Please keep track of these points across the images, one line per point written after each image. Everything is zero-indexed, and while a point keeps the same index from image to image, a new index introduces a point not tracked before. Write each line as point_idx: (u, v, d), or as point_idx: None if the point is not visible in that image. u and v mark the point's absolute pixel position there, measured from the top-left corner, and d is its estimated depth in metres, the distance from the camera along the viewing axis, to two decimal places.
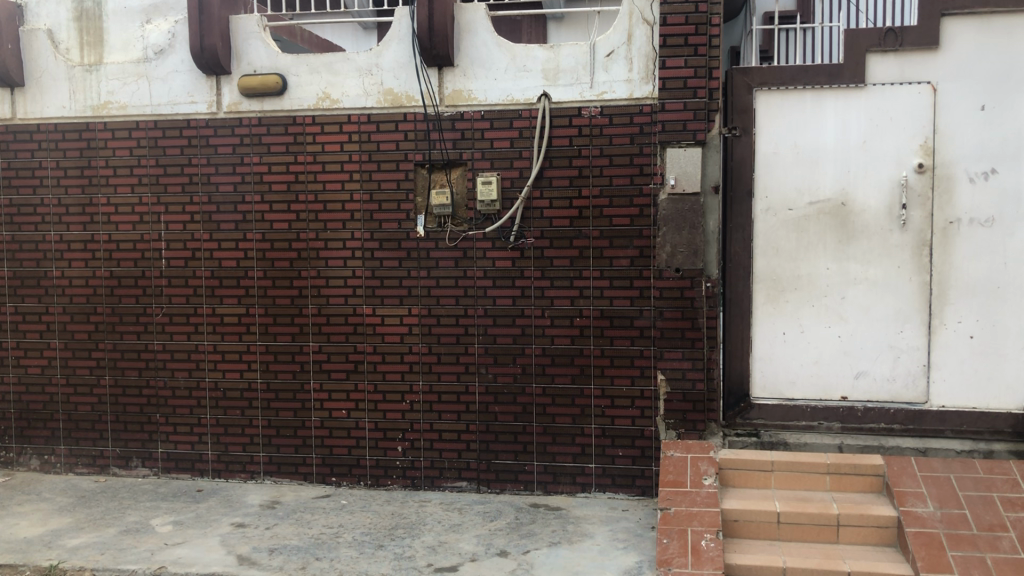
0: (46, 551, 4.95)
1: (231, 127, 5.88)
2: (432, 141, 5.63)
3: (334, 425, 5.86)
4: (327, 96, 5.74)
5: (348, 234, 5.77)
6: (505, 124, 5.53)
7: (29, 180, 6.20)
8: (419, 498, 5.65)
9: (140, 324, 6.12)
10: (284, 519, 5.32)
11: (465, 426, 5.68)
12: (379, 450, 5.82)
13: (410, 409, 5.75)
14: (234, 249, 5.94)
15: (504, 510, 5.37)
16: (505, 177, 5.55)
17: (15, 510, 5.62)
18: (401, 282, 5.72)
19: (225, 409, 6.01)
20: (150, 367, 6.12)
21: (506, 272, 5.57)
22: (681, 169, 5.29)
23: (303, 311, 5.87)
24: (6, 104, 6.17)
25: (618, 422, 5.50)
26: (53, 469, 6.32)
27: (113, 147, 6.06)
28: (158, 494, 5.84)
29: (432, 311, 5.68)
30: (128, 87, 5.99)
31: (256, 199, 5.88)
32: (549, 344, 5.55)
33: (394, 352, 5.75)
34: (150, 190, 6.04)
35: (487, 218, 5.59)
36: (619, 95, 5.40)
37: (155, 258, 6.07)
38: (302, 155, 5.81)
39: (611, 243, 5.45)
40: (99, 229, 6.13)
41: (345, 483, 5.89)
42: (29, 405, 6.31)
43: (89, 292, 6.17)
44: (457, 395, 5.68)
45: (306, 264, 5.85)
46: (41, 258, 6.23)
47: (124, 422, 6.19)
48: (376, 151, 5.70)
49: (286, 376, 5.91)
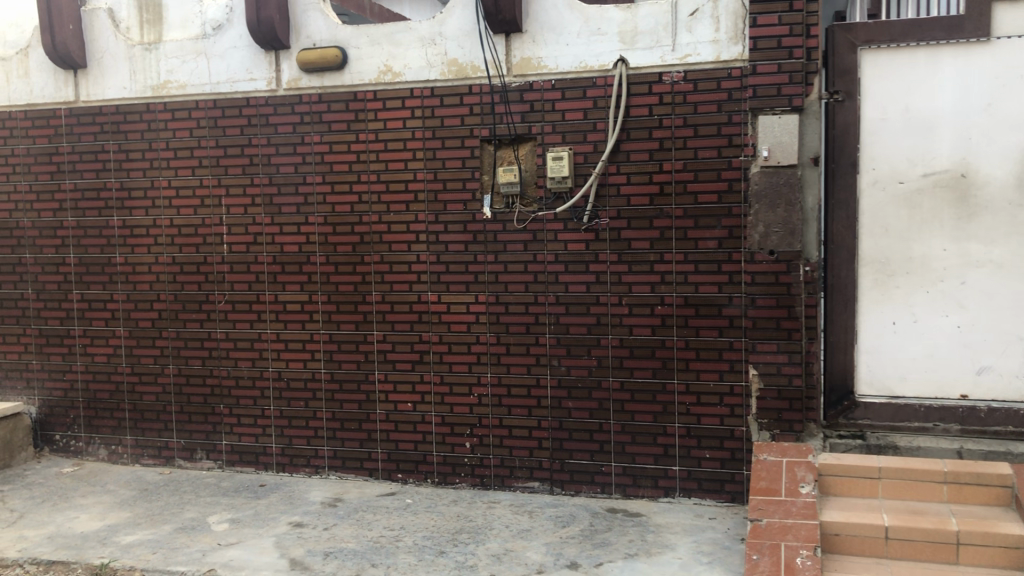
0: (99, 548, 4.74)
1: (290, 105, 5.58)
2: (497, 115, 5.20)
3: (400, 419, 5.52)
4: (389, 69, 5.38)
5: (412, 216, 5.41)
6: (577, 93, 5.06)
7: (92, 164, 6.05)
8: (488, 498, 5.25)
9: (202, 312, 5.90)
10: (344, 519, 5.00)
11: (537, 423, 5.25)
12: (446, 446, 5.44)
13: (478, 403, 5.35)
14: (295, 233, 5.64)
15: (578, 515, 4.92)
16: (578, 152, 5.08)
17: (77, 502, 5.47)
18: (467, 268, 5.32)
19: (289, 400, 5.75)
20: (213, 357, 5.90)
21: (580, 256, 5.11)
22: (775, 139, 4.71)
23: (366, 298, 5.54)
24: (69, 87, 6.03)
25: (704, 421, 4.97)
26: (120, 459, 6.19)
27: (174, 129, 5.84)
28: (220, 489, 5.61)
29: (500, 299, 5.27)
30: (187, 66, 5.77)
31: (317, 180, 5.57)
32: (627, 335, 5.07)
33: (461, 343, 5.37)
34: (210, 172, 5.79)
35: (558, 197, 5.14)
36: (704, 58, 4.85)
37: (217, 243, 5.83)
38: (364, 133, 5.46)
39: (696, 223, 4.92)
40: (161, 213, 5.93)
41: (412, 480, 5.54)
42: (97, 394, 6.19)
43: (152, 279, 5.99)
44: (527, 389, 5.25)
45: (369, 248, 5.51)
46: (106, 244, 6.07)
47: (188, 413, 5.99)
48: (439, 127, 5.31)
49: (350, 366, 5.60)
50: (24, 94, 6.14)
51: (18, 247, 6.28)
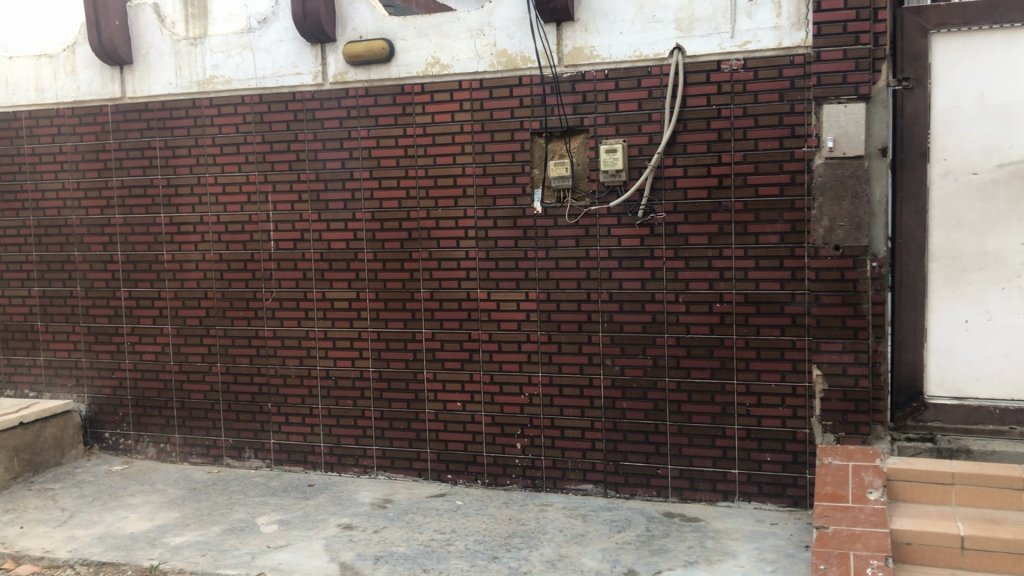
0: (148, 549, 4.69)
1: (337, 99, 5.48)
2: (549, 106, 5.05)
3: (449, 418, 5.41)
4: (436, 61, 5.26)
5: (461, 212, 5.28)
6: (632, 83, 4.89)
7: (139, 161, 6.02)
8: (540, 500, 5.12)
9: (250, 310, 5.84)
10: (394, 521, 4.90)
11: (589, 423, 5.11)
12: (497, 447, 5.32)
13: (529, 403, 5.22)
14: (342, 230, 5.55)
15: (634, 519, 4.77)
16: (633, 144, 4.92)
17: (127, 502, 5.44)
18: (517, 265, 5.18)
19: (337, 399, 5.67)
20: (260, 355, 5.84)
21: (635, 252, 4.95)
22: (840, 130, 4.53)
23: (414, 296, 5.43)
24: (115, 83, 6.00)
25: (765, 423, 4.79)
26: (168, 458, 6.16)
27: (220, 124, 5.78)
28: (269, 489, 5.54)
29: (552, 296, 5.13)
30: (233, 60, 5.70)
31: (364, 175, 5.47)
32: (684, 334, 4.90)
33: (511, 341, 5.23)
34: (257, 168, 5.72)
35: (612, 191, 4.98)
36: (765, 45, 4.64)
37: (264, 240, 5.76)
38: (411, 127, 5.34)
39: (757, 217, 4.73)
40: (207, 210, 5.87)
41: (462, 481, 5.43)
42: (145, 392, 6.17)
43: (200, 277, 5.94)
44: (580, 389, 5.11)
45: (417, 245, 5.39)
46: (153, 241, 6.04)
47: (236, 411, 5.94)
48: (488, 120, 5.17)
49: (398, 364, 5.50)
50: (71, 91, 6.12)
51: (66, 245, 6.27)
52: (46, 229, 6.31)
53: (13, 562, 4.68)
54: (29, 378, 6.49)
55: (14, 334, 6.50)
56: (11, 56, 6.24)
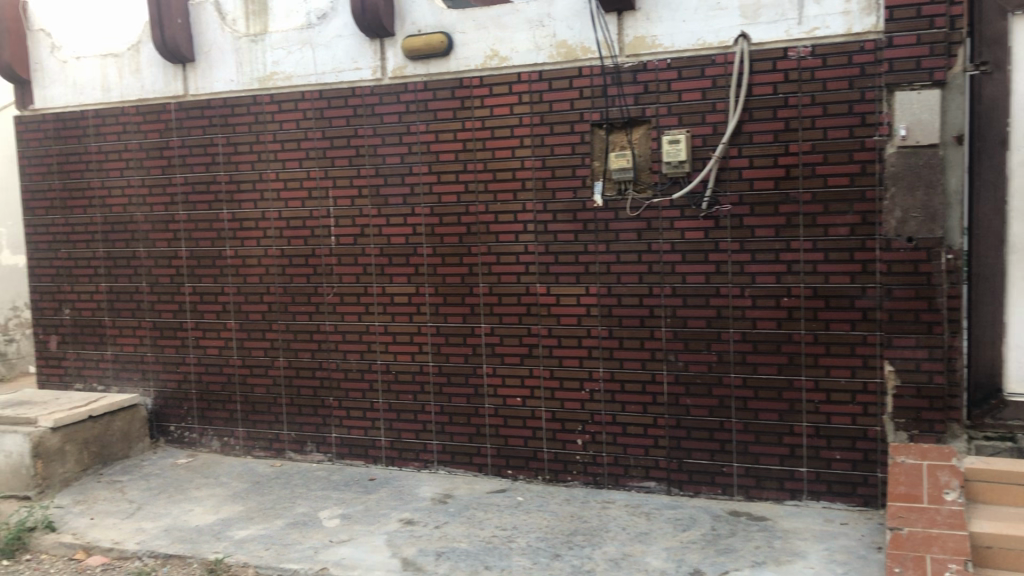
0: (214, 542, 4.75)
1: (396, 93, 5.47)
2: (610, 97, 4.97)
3: (509, 413, 5.37)
4: (495, 53, 5.21)
5: (520, 205, 5.23)
6: (695, 72, 4.78)
7: (201, 157, 6.08)
8: (602, 497, 5.05)
9: (311, 305, 5.87)
10: (455, 517, 4.88)
11: (652, 420, 5.02)
12: (557, 443, 5.27)
13: (590, 399, 5.16)
14: (401, 224, 5.54)
15: (698, 517, 4.69)
16: (696, 135, 4.81)
17: (192, 495, 5.52)
18: (577, 259, 5.12)
19: (397, 393, 5.67)
20: (321, 349, 5.87)
21: (699, 245, 4.85)
22: (914, 117, 4.36)
23: (473, 290, 5.40)
24: (178, 81, 6.09)
25: (834, 420, 4.66)
26: (232, 451, 6.24)
27: (280, 121, 5.81)
28: (331, 483, 5.57)
29: (613, 290, 5.05)
30: (293, 57, 5.74)
31: (423, 170, 5.45)
32: (750, 329, 4.79)
33: (571, 336, 5.17)
34: (317, 163, 5.74)
35: (675, 182, 4.88)
36: (834, 31, 4.50)
37: (324, 235, 5.78)
38: (469, 121, 5.30)
39: (826, 208, 4.59)
40: (269, 206, 5.91)
41: (522, 477, 5.38)
42: (209, 386, 6.25)
43: (262, 272, 5.99)
44: (643, 385, 5.03)
45: (476, 239, 5.36)
46: (216, 237, 6.11)
47: (298, 405, 5.98)
48: (548, 112, 5.11)
49: (458, 359, 5.48)
50: (135, 90, 6.23)
51: (132, 241, 6.38)
52: (113, 225, 6.42)
53: (85, 553, 4.80)
54: (97, 371, 6.62)
55: (83, 329, 6.63)
56: (79, 57, 6.37)
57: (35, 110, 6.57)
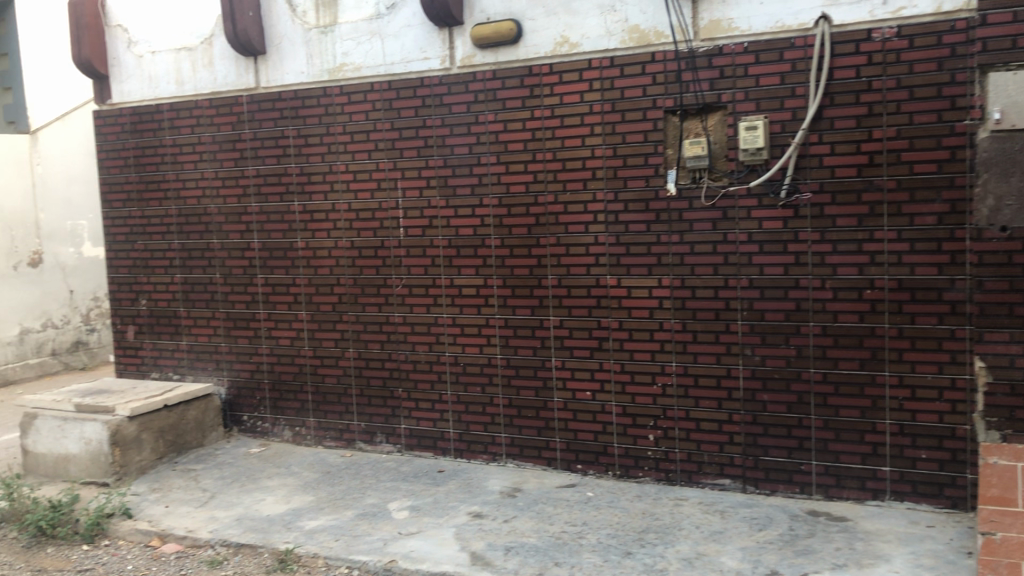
0: (284, 532, 4.77)
1: (465, 83, 5.41)
2: (684, 83, 4.84)
3: (579, 407, 5.28)
4: (566, 40, 5.12)
5: (590, 195, 5.13)
6: (773, 56, 4.61)
7: (273, 150, 6.12)
8: (674, 494, 4.93)
9: (380, 296, 5.86)
10: (524, 511, 4.82)
11: (727, 416, 4.88)
12: (628, 438, 5.16)
13: (663, 393, 5.03)
14: (470, 215, 5.49)
15: (775, 517, 4.54)
16: (774, 121, 4.65)
17: (264, 484, 5.57)
18: (649, 250, 4.99)
19: (465, 385, 5.62)
20: (391, 341, 5.86)
21: (776, 236, 4.68)
22: (1009, 99, 4.07)
23: (542, 282, 5.31)
24: (250, 74, 6.14)
25: (920, 418, 4.46)
26: (303, 441, 6.27)
27: (350, 112, 5.80)
28: (399, 474, 5.55)
29: (686, 282, 4.92)
30: (362, 47, 5.74)
31: (491, 160, 5.38)
32: (830, 322, 4.61)
33: (643, 330, 5.05)
34: (386, 155, 5.72)
35: (752, 170, 4.72)
36: (921, 10, 4.29)
37: (393, 226, 5.76)
38: (539, 110, 5.21)
39: (912, 196, 4.39)
40: (339, 197, 5.92)
41: (592, 472, 5.29)
42: (281, 376, 6.30)
43: (332, 263, 6.00)
44: (717, 380, 4.89)
45: (545, 230, 5.27)
46: (287, 229, 6.14)
47: (368, 396, 5.99)
48: (619, 99, 4.99)
49: (527, 352, 5.41)
50: (208, 83, 6.30)
51: (206, 233, 6.46)
52: (187, 217, 6.51)
53: (160, 540, 4.87)
54: (173, 361, 6.73)
55: (159, 320, 6.75)
56: (154, 51, 6.47)
57: (112, 105, 6.70)
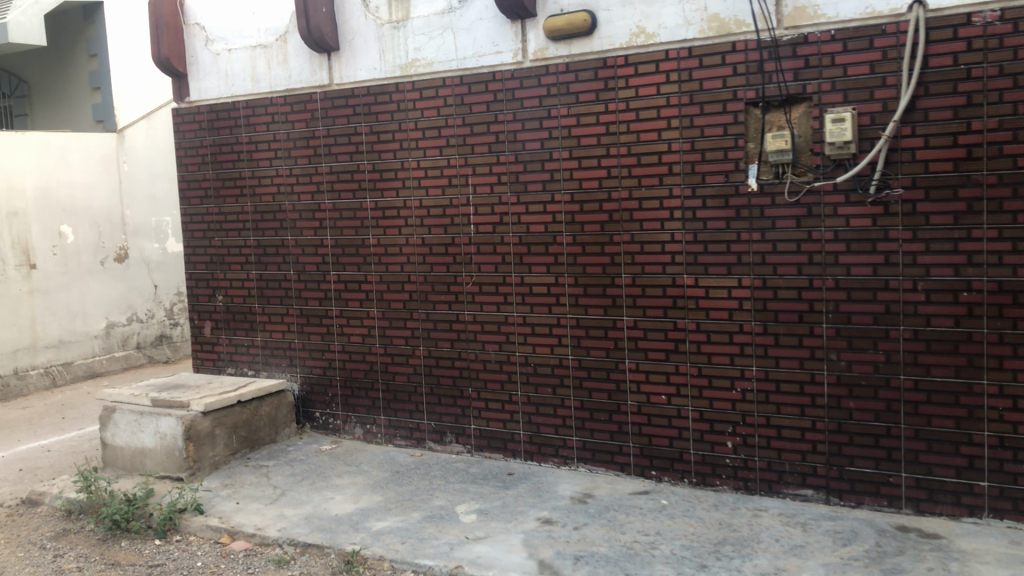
0: (351, 533, 4.72)
1: (538, 76, 5.27)
2: (766, 74, 4.61)
3: (653, 412, 5.09)
4: (641, 30, 4.94)
5: (666, 191, 4.93)
6: (863, 44, 4.35)
7: (345, 146, 6.09)
8: (753, 505, 4.71)
9: (450, 294, 5.78)
10: (595, 518, 4.66)
11: (810, 424, 4.64)
12: (705, 444, 4.96)
13: (742, 399, 4.82)
14: (542, 212, 5.35)
15: (861, 532, 4.28)
16: (863, 112, 4.39)
17: (334, 482, 5.53)
18: (728, 248, 4.78)
19: (536, 386, 5.49)
20: (461, 339, 5.77)
21: (865, 234, 4.42)
22: None
23: (615, 281, 5.15)
24: (324, 70, 6.12)
25: (1021, 430, 4.15)
26: (374, 439, 6.23)
27: (421, 108, 5.73)
28: (469, 476, 5.46)
29: (768, 283, 4.69)
30: (434, 42, 5.66)
31: (564, 155, 5.24)
32: (923, 327, 4.33)
33: (722, 332, 4.84)
34: (457, 150, 5.62)
35: (839, 165, 4.47)
36: None
37: (464, 224, 5.66)
38: (613, 103, 5.04)
39: (1014, 192, 4.08)
40: (410, 194, 5.85)
41: (667, 479, 5.10)
42: (352, 373, 6.27)
43: (404, 260, 5.94)
44: (800, 385, 4.65)
45: (619, 227, 5.10)
46: (359, 226, 6.11)
47: (438, 395, 5.91)
48: (698, 91, 4.78)
49: (599, 353, 5.25)
50: (283, 80, 6.31)
51: (280, 230, 6.48)
52: (262, 214, 6.54)
53: (229, 537, 4.87)
54: (248, 357, 6.78)
55: (234, 316, 6.80)
56: (230, 49, 6.51)
57: (190, 103, 6.77)
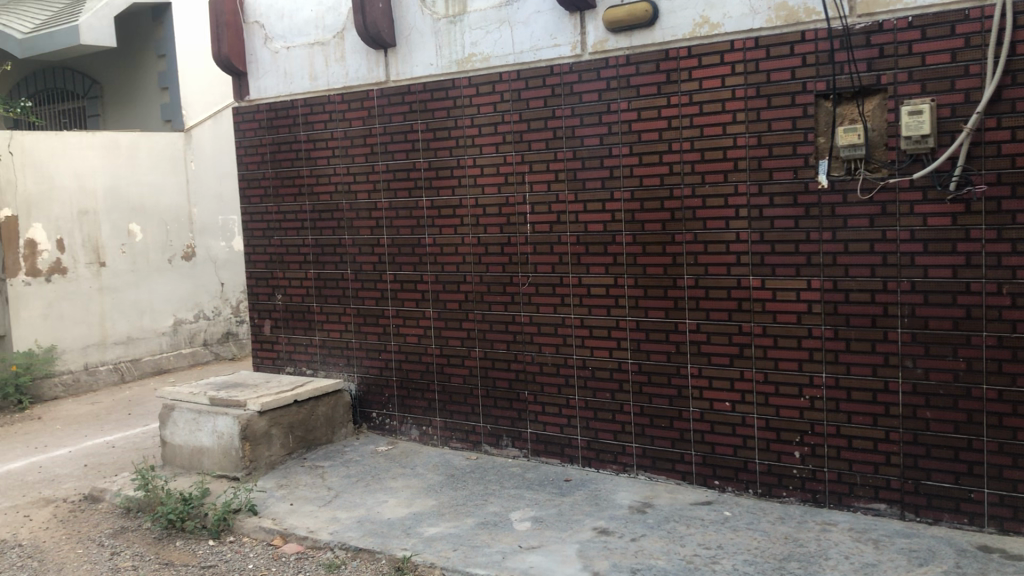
0: (403, 539, 4.62)
1: (597, 70, 5.10)
2: (838, 64, 4.36)
3: (717, 419, 4.89)
4: (705, 20, 4.73)
5: (731, 188, 4.72)
6: (943, 31, 4.07)
7: (402, 144, 6.00)
8: (822, 519, 4.48)
9: (507, 295, 5.65)
10: (653, 529, 4.48)
11: (883, 434, 4.38)
12: (771, 454, 4.73)
13: (810, 407, 4.58)
14: (601, 211, 5.18)
15: (939, 551, 4.02)
16: (943, 104, 4.12)
17: (388, 485, 5.45)
18: (797, 249, 4.55)
19: (594, 390, 5.33)
20: (517, 341, 5.64)
21: (944, 233, 4.15)
22: None
23: (677, 283, 4.95)
24: (380, 67, 6.05)
25: None
26: (430, 441, 6.14)
27: (478, 104, 5.61)
28: (525, 481, 5.32)
29: (839, 285, 4.45)
30: (491, 36, 5.53)
31: (624, 152, 5.06)
32: (1007, 333, 4.05)
33: (789, 336, 4.61)
34: (514, 147, 5.49)
35: (916, 160, 4.21)
36: None
37: (521, 223, 5.53)
38: (676, 96, 4.84)
39: None
40: (466, 192, 5.74)
41: (731, 489, 4.89)
42: (409, 374, 6.19)
43: (460, 260, 5.84)
44: (873, 394, 4.40)
45: (681, 226, 4.90)
46: (415, 225, 6.02)
47: (494, 398, 5.78)
48: (764, 83, 4.56)
49: (660, 357, 5.06)
50: (340, 78, 6.25)
51: (338, 229, 6.43)
52: (320, 213, 6.50)
53: (282, 539, 4.82)
54: (306, 356, 6.76)
55: (293, 315, 6.79)
56: (289, 47, 6.49)
57: (250, 102, 6.77)
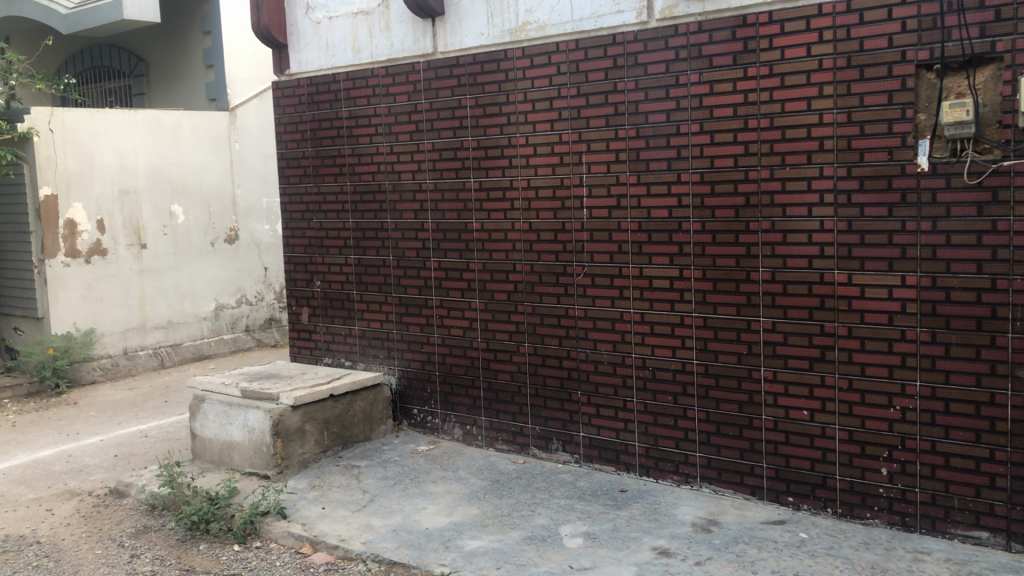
0: (441, 552, 4.20)
1: (664, 38, 4.60)
2: (945, 30, 3.81)
3: (792, 429, 4.38)
4: None
5: (815, 170, 4.20)
6: None
7: (449, 121, 5.57)
8: (914, 546, 3.95)
9: (560, 285, 5.19)
10: (721, 552, 4.01)
11: (988, 453, 3.84)
12: (854, 470, 4.22)
13: (901, 419, 4.06)
14: (665, 195, 4.70)
15: None
16: None
17: (428, 490, 5.05)
18: (890, 240, 4.02)
19: (654, 393, 4.85)
20: (570, 336, 5.18)
21: None
22: None
23: (751, 276, 4.45)
24: (427, 38, 5.63)
25: None
26: (474, 441, 5.72)
27: (532, 77, 5.15)
28: (576, 490, 4.87)
29: (939, 282, 3.91)
30: (549, 3, 5.07)
31: (693, 129, 4.56)
32: None
33: (879, 339, 4.09)
34: (571, 125, 5.03)
35: None
36: None
37: (577, 207, 5.06)
38: (754, 68, 4.33)
39: None
40: (518, 173, 5.29)
41: (807, 507, 4.38)
42: (452, 368, 5.78)
43: (509, 247, 5.39)
44: (976, 407, 3.86)
45: (756, 212, 4.40)
46: (462, 208, 5.59)
47: (544, 397, 5.34)
48: (857, 52, 4.02)
49: (729, 358, 4.56)
50: (384, 49, 5.85)
51: (380, 212, 6.03)
52: (362, 194, 6.11)
53: (311, 548, 4.44)
54: (345, 347, 6.38)
55: (332, 302, 6.41)
56: (331, 17, 6.12)
57: (291, 75, 6.39)
